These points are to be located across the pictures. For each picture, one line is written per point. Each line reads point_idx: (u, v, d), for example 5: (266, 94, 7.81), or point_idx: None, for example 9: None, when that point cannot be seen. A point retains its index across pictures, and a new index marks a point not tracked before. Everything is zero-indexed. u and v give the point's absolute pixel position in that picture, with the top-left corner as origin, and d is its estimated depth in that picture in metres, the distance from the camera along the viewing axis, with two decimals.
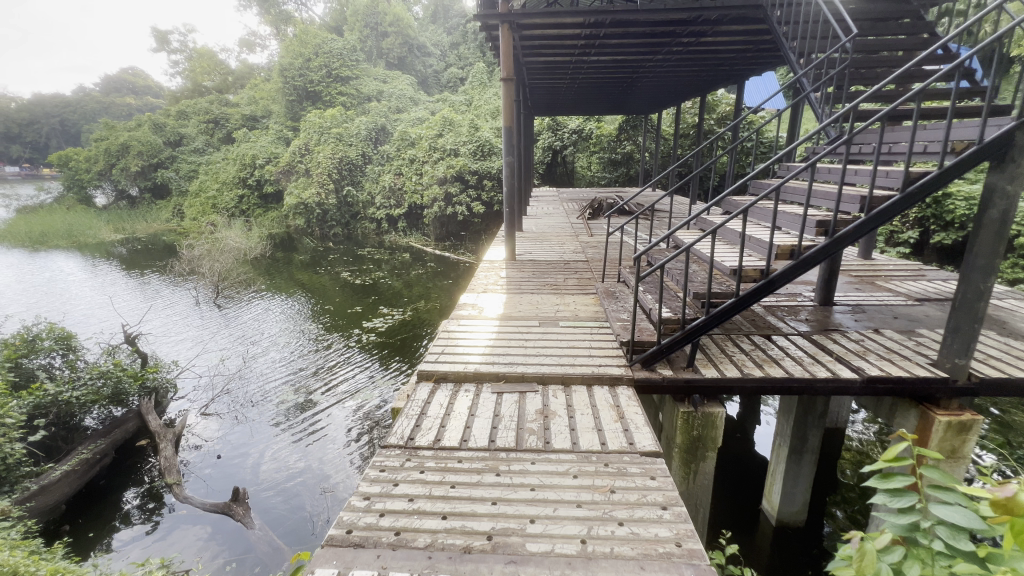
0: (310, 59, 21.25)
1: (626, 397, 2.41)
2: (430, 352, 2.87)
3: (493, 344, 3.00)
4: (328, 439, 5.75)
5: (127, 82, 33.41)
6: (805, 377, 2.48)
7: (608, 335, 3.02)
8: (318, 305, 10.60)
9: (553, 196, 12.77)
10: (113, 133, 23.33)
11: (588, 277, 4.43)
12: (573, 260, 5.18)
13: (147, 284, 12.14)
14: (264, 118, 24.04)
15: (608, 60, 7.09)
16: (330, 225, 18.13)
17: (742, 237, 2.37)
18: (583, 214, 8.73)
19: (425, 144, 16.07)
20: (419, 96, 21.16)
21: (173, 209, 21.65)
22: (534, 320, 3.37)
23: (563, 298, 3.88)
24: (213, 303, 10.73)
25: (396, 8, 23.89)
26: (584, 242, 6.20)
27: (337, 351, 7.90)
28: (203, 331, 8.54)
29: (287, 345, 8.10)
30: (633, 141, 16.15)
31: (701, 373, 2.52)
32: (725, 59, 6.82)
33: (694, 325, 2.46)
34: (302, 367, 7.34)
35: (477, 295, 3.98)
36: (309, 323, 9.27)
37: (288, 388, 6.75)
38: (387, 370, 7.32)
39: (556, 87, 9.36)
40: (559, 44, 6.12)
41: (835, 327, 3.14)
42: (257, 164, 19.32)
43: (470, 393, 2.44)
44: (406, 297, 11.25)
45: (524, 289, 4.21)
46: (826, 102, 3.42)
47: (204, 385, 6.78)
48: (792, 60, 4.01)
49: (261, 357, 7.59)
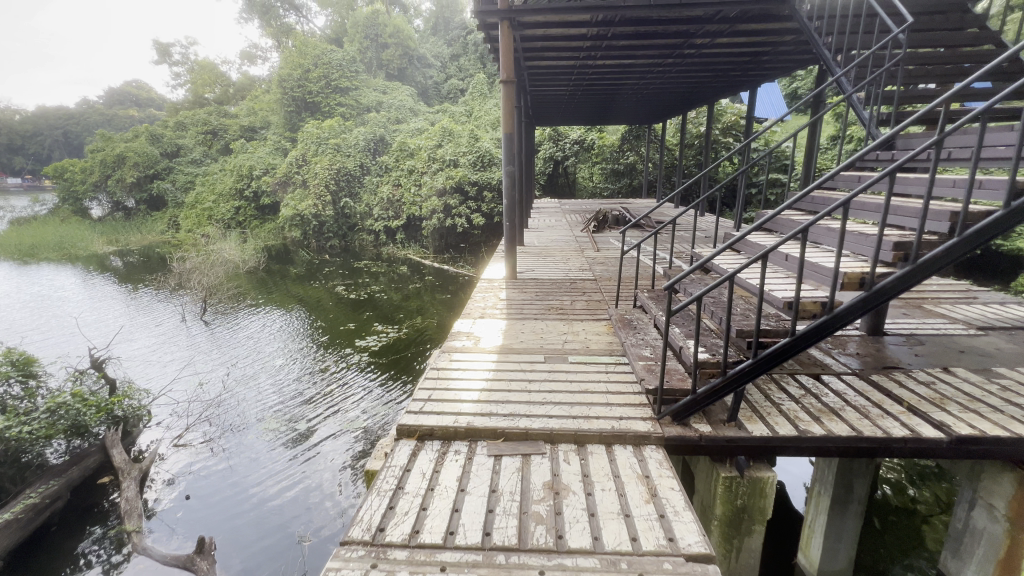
0: (309, 69, 20.97)
1: (656, 461, 1.93)
2: (415, 397, 2.40)
3: (491, 385, 2.52)
4: (318, 473, 5.26)
5: (130, 94, 33.31)
6: (878, 436, 1.99)
7: (628, 375, 2.55)
8: (311, 322, 10.08)
9: (555, 207, 12.40)
10: (110, 144, 23.04)
11: (597, 299, 3.97)
12: (580, 278, 4.74)
13: (135, 299, 11.70)
14: (263, 129, 23.70)
15: (614, 65, 6.68)
16: (327, 237, 17.71)
17: (802, 262, 1.89)
18: (588, 227, 8.31)
19: (425, 155, 15.78)
20: (418, 107, 20.89)
21: (169, 221, 21.28)
22: (539, 354, 2.91)
23: (571, 324, 3.42)
24: (199, 319, 10.26)
25: (396, 20, 23.74)
26: (590, 258, 5.77)
27: (329, 372, 7.41)
28: (187, 352, 8.09)
29: (275, 366, 7.62)
30: (636, 151, 15.85)
31: (746, 429, 2.05)
32: (739, 63, 6.41)
33: (738, 370, 1.99)
34: (289, 391, 6.85)
35: (473, 321, 3.50)
36: (301, 341, 8.80)
37: (274, 415, 6.25)
38: (383, 392, 6.85)
39: (558, 94, 8.97)
40: (564, 48, 5.72)
41: (894, 363, 2.66)
42: (254, 175, 18.99)
43: (461, 457, 1.96)
44: (403, 313, 10.75)
45: (527, 313, 3.75)
46: (874, 104, 2.96)
47: (182, 411, 6.29)
48: (829, 57, 3.54)
49: (245, 380, 7.09)
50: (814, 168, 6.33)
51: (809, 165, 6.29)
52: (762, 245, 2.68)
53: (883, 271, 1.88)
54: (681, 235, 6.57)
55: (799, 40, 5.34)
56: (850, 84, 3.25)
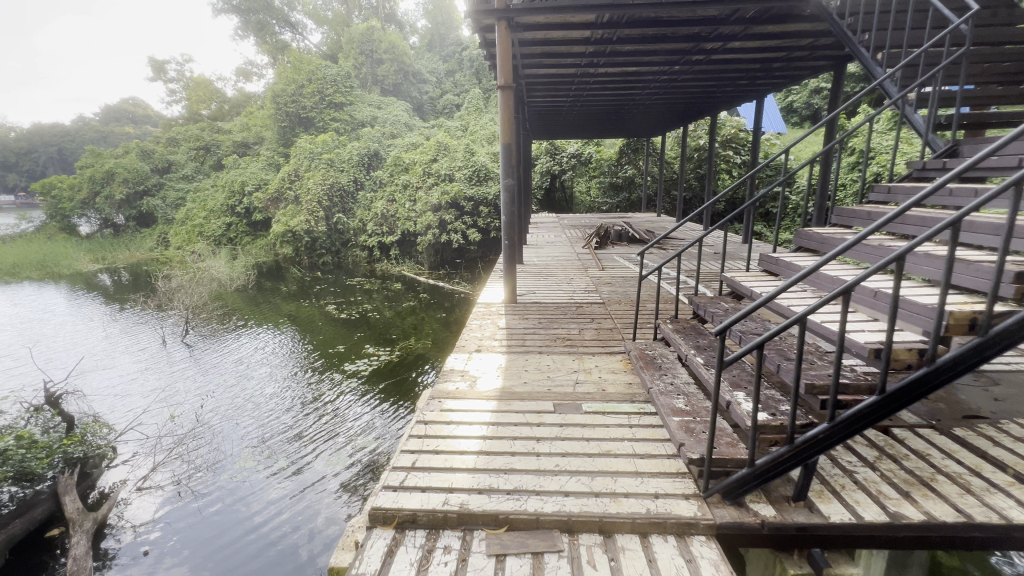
0: (303, 85, 20.72)
1: (709, 560, 1.46)
2: (396, 462, 1.93)
3: (490, 445, 2.04)
4: (299, 515, 4.70)
5: (127, 112, 33.17)
6: (994, 524, 1.52)
7: (658, 431, 2.08)
8: (300, 344, 9.52)
9: (554, 222, 12.06)
10: (99, 161, 22.62)
11: (608, 328, 3.54)
12: (587, 302, 4.32)
13: (115, 321, 11.15)
14: (256, 145, 23.35)
15: (617, 73, 6.33)
16: (319, 254, 17.25)
17: (897, 301, 1.43)
18: (589, 243, 7.93)
19: (419, 170, 15.49)
20: (413, 122, 20.66)
21: (158, 237, 20.82)
22: (545, 400, 2.44)
23: (582, 359, 2.97)
24: (180, 342, 9.73)
25: (391, 36, 23.67)
26: (596, 277, 5.37)
27: (318, 399, 6.89)
28: (163, 381, 7.56)
29: (259, 394, 7.08)
30: (635, 165, 15.62)
31: (820, 512, 1.58)
32: (749, 70, 6.08)
33: (810, 437, 1.54)
34: (273, 421, 6.32)
35: (468, 357, 3.03)
36: (287, 365, 8.27)
37: (256, 448, 5.72)
38: (378, 420, 6.35)
39: (556, 104, 8.64)
40: (565, 53, 5.38)
41: (975, 411, 2.20)
42: (246, 191, 18.61)
43: (452, 558, 1.49)
44: (395, 333, 10.20)
45: (529, 345, 3.28)
46: (934, 107, 2.56)
47: (150, 448, 5.73)
48: (867, 56, 3.13)
49: (225, 411, 6.55)
50: (827, 207, 6.17)
51: (823, 202, 6.15)
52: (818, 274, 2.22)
53: (1001, 312, 1.44)
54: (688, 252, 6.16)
55: (813, 44, 4.99)
56: (896, 86, 2.87)
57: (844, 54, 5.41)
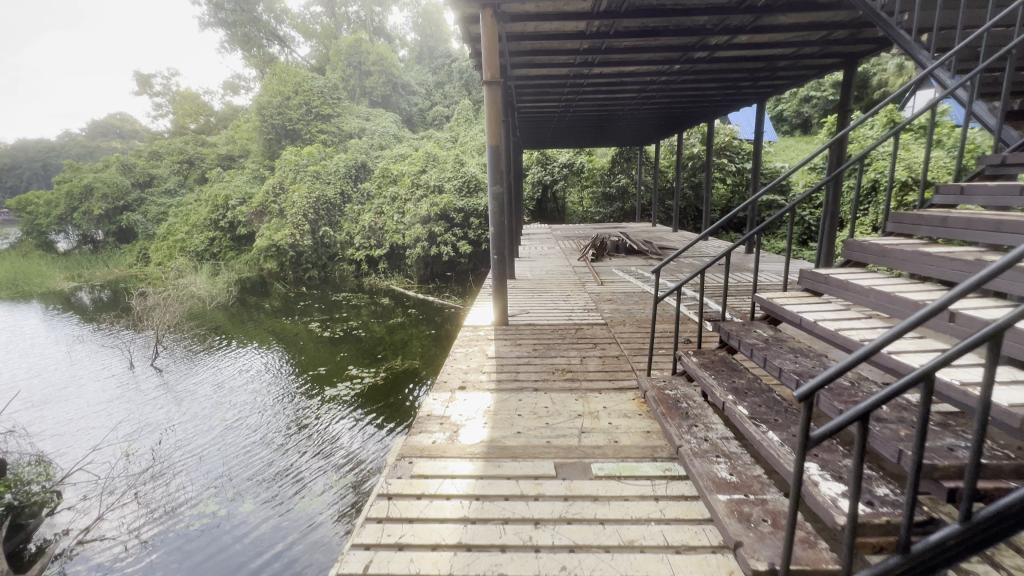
0: (289, 97, 20.25)
1: None
2: (346, 564, 1.41)
3: (473, 533, 1.53)
4: (268, 563, 4.09)
5: (114, 127, 32.61)
6: None
7: (693, 509, 1.57)
8: (280, 365, 8.89)
9: (546, 233, 11.69)
10: (78, 175, 21.87)
11: (614, 356, 3.06)
12: (587, 323, 3.84)
13: (83, 343, 10.46)
14: (242, 158, 22.45)
15: (614, 74, 5.93)
16: (305, 268, 16.68)
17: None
18: (585, 255, 7.53)
19: (408, 181, 15.11)
20: (403, 134, 20.25)
21: (138, 253, 20.11)
22: (544, 459, 1.93)
23: (587, 398, 2.48)
24: (149, 366, 9.08)
25: (380, 47, 23.33)
26: (594, 293, 4.92)
27: (296, 427, 6.28)
28: (128, 412, 6.96)
29: (230, 424, 6.46)
30: (628, 174, 15.33)
31: None
32: (754, 69, 5.69)
33: (936, 546, 1.06)
34: (244, 454, 5.71)
35: (450, 398, 2.52)
36: (263, 390, 7.63)
37: (224, 486, 5.10)
38: (365, 447, 5.77)
39: (547, 110, 8.25)
40: (556, 50, 4.96)
41: None
42: (230, 205, 18.08)
43: None
44: (382, 352, 9.57)
45: (522, 379, 2.77)
46: (1003, 100, 2.11)
47: (103, 489, 5.11)
48: (907, 40, 2.68)
49: (190, 445, 5.92)
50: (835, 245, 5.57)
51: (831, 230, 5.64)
52: (896, 297, 1.72)
53: None
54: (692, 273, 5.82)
55: (823, 38, 4.63)
56: (949, 75, 2.40)
57: (852, 53, 5.09)
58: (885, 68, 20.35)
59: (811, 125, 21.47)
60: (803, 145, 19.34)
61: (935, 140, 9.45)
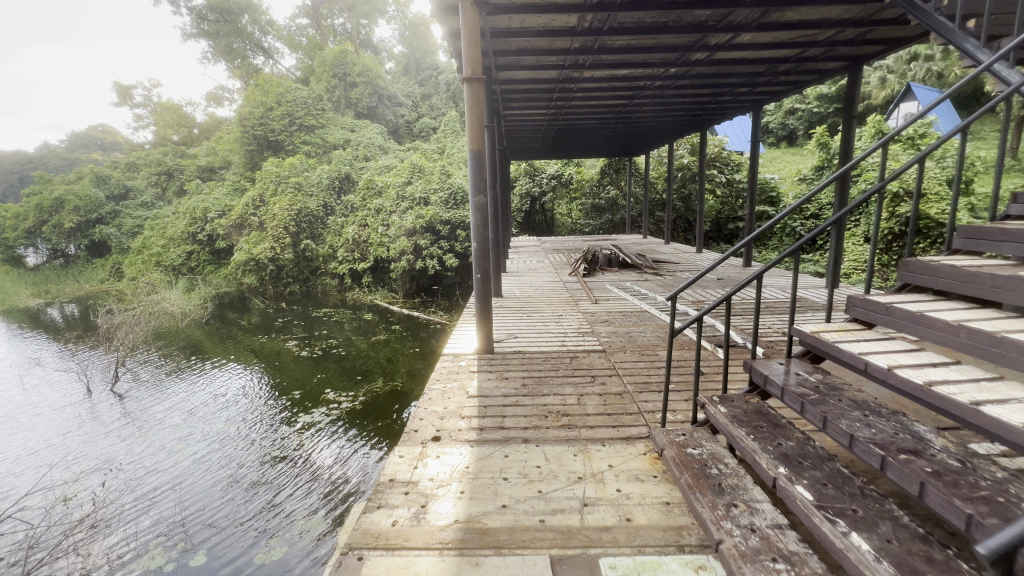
0: (272, 108, 19.75)
1: None
2: None
3: None
4: None
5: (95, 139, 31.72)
6: None
7: None
8: (256, 388, 8.26)
9: (535, 246, 11.33)
10: (49, 187, 21.01)
11: (617, 394, 2.60)
12: (581, 351, 3.41)
13: (43, 366, 9.73)
14: (223, 169, 21.53)
15: (605, 78, 5.57)
16: (286, 283, 16.07)
17: None
18: (576, 269, 7.16)
19: (393, 193, 14.69)
20: (389, 145, 19.86)
21: (111, 268, 19.28)
22: (538, 552, 1.46)
23: (588, 453, 2.02)
24: (109, 392, 8.39)
25: (365, 59, 22.98)
26: (587, 312, 4.55)
27: (265, 461, 5.67)
28: (82, 447, 6.31)
29: (192, 458, 5.84)
30: (617, 185, 15.10)
31: None
32: (752, 74, 5.39)
33: None
34: (203, 494, 5.08)
35: (418, 456, 2.03)
36: (232, 418, 6.99)
37: (177, 533, 4.48)
38: (339, 483, 5.16)
39: (535, 118, 7.88)
40: (545, 50, 4.53)
41: None
42: (208, 218, 17.44)
43: None
44: (364, 371, 8.95)
45: (510, 425, 2.30)
46: None
47: (32, 540, 4.46)
48: (953, 29, 2.32)
49: (142, 485, 5.28)
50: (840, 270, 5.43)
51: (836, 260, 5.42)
52: (992, 339, 1.30)
53: None
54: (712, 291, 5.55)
55: (829, 38, 4.32)
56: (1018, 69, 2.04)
57: (857, 55, 4.82)
58: (868, 81, 20.65)
59: (796, 137, 21.65)
60: (790, 157, 19.39)
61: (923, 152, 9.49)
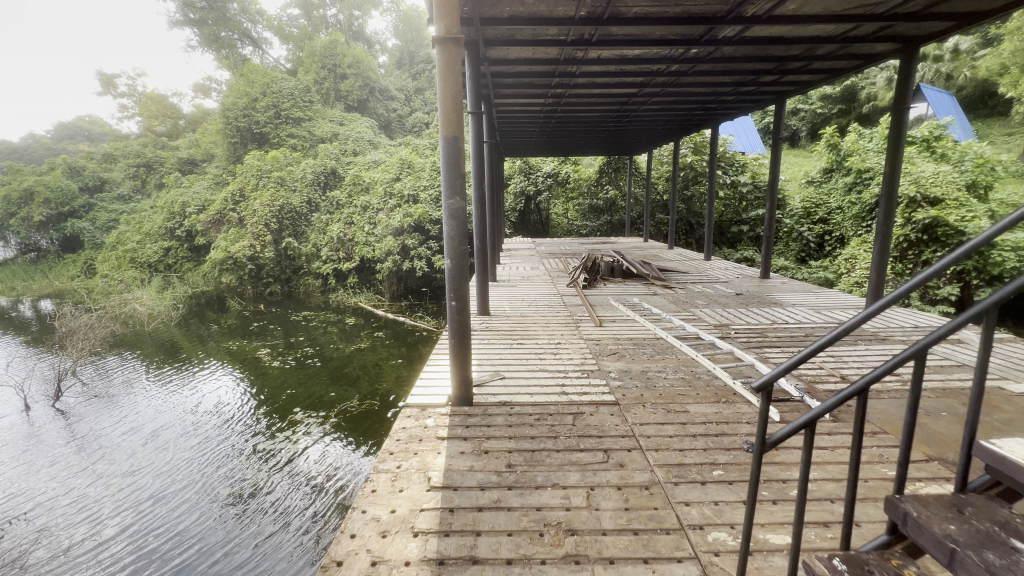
0: (257, 98, 18.66)
1: None
2: None
3: None
4: None
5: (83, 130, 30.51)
6: None
7: None
8: (225, 403, 7.37)
9: (530, 249, 10.57)
10: (19, 178, 19.82)
11: (642, 491, 1.80)
12: (586, 403, 2.59)
13: None
14: (206, 162, 20.11)
15: (613, 60, 4.71)
16: (267, 282, 15.10)
17: None
18: (576, 279, 6.41)
19: (380, 189, 13.79)
20: (379, 139, 18.92)
21: (83, 264, 18.13)
22: None
23: None
24: (54, 409, 7.41)
25: (356, 49, 21.93)
26: (589, 338, 3.80)
27: (222, 504, 4.77)
28: (14, 482, 5.43)
29: (134, 498, 4.95)
30: (616, 185, 14.39)
31: None
32: (789, 57, 4.58)
33: None
34: (137, 554, 4.16)
35: None
36: (194, 443, 6.10)
37: None
38: (299, 538, 4.25)
39: (532, 110, 7.09)
40: (544, 19, 3.67)
41: None
42: (186, 212, 16.41)
43: None
44: (341, 381, 8.15)
45: (488, 560, 1.47)
46: None
47: None
48: None
49: (67, 537, 4.42)
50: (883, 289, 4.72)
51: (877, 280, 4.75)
52: None
53: None
54: (733, 311, 4.81)
55: (890, 9, 3.58)
56: None
57: (912, 35, 4.09)
58: None
59: (799, 138, 21.03)
60: (794, 159, 18.75)
61: (939, 154, 8.88)
